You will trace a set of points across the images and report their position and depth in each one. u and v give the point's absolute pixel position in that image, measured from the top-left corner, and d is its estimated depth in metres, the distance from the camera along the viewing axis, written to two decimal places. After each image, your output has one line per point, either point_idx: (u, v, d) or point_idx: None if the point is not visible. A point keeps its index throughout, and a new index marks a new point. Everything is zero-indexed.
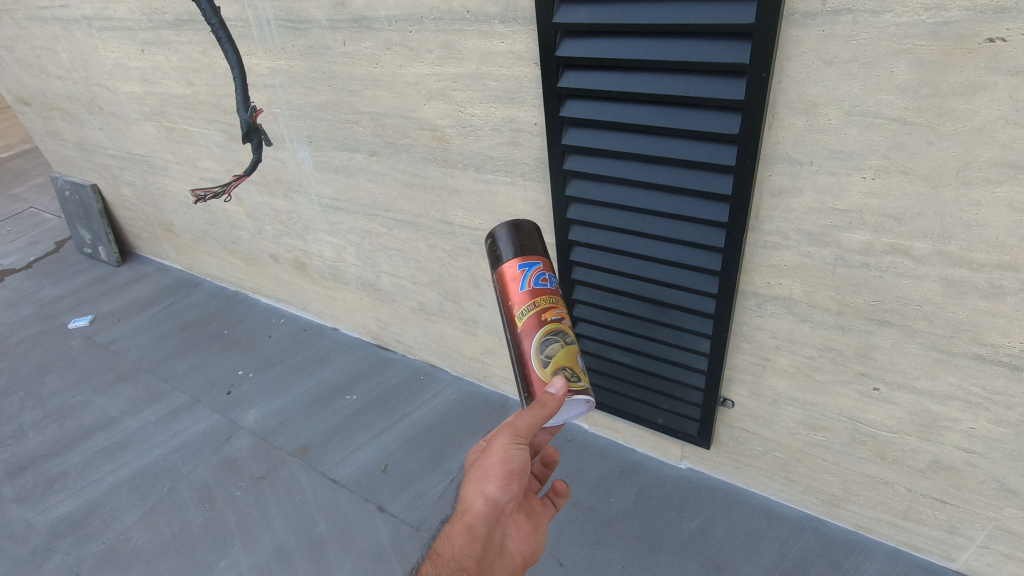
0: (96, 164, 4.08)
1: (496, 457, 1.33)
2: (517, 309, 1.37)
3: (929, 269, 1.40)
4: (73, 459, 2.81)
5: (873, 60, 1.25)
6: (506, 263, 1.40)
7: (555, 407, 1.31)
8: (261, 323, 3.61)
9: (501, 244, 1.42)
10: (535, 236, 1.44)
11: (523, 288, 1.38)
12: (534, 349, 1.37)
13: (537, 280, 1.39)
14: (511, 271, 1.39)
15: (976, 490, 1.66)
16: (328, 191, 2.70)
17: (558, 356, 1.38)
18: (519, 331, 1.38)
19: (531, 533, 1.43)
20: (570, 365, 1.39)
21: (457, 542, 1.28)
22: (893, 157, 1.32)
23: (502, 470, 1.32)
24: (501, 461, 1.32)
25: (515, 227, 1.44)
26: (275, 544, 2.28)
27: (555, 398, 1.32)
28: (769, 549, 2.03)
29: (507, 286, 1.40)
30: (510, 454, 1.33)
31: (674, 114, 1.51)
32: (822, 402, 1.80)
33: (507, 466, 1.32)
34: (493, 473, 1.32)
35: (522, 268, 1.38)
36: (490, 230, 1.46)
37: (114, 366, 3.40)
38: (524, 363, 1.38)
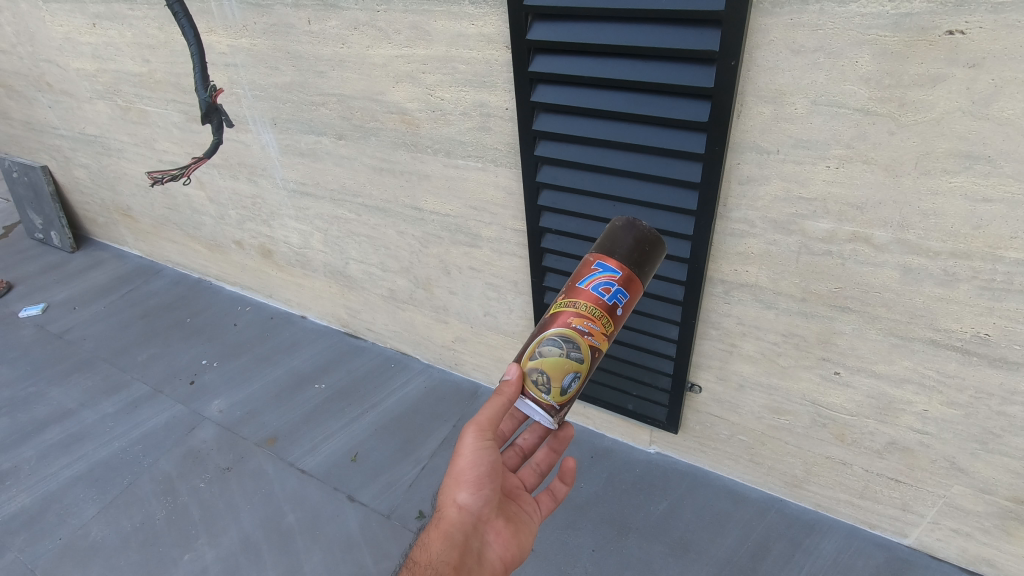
0: (47, 145, 3.89)
1: (465, 459, 1.35)
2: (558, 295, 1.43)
3: (889, 257, 1.44)
4: (26, 453, 2.70)
5: (838, 50, 1.27)
6: (592, 254, 1.43)
7: (508, 396, 1.38)
8: (226, 311, 3.52)
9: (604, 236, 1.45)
10: (636, 245, 1.40)
11: (582, 283, 1.39)
12: (538, 339, 1.39)
13: (594, 280, 1.37)
14: (587, 260, 1.42)
15: (928, 469, 1.73)
16: (294, 175, 2.63)
17: (546, 360, 1.35)
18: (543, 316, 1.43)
19: (514, 536, 1.42)
20: (550, 376, 1.35)
21: (434, 549, 1.28)
22: (856, 147, 1.35)
23: (472, 473, 1.34)
24: (471, 462, 1.35)
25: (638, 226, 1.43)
26: (242, 536, 2.24)
27: (511, 385, 1.38)
28: (734, 529, 2.08)
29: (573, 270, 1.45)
30: (478, 455, 1.35)
31: (645, 101, 1.51)
32: (786, 386, 1.85)
33: (475, 468, 1.34)
34: (465, 478, 1.34)
35: (596, 264, 1.39)
36: (612, 220, 1.48)
37: (68, 356, 3.27)
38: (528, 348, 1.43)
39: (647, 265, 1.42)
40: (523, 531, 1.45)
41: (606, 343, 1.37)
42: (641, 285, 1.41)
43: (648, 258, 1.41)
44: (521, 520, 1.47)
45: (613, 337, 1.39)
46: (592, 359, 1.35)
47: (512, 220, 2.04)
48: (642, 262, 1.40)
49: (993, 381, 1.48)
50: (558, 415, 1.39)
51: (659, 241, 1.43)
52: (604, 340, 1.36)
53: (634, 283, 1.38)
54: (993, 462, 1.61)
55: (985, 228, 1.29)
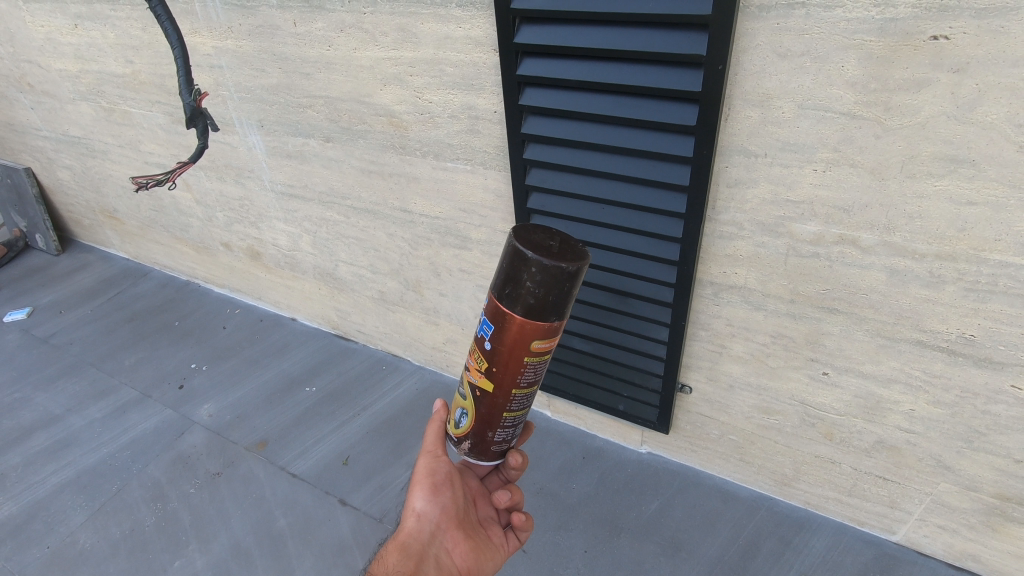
0: (30, 146, 3.83)
1: (421, 473, 1.48)
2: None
3: (875, 259, 1.45)
4: (12, 460, 2.67)
5: (824, 55, 1.27)
6: None
7: (431, 431, 1.56)
8: (214, 313, 3.49)
9: None
10: (506, 267, 1.26)
11: None
12: None
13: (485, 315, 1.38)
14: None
15: (915, 467, 1.75)
16: (281, 177, 2.60)
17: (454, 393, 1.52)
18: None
19: (473, 551, 1.47)
20: (452, 410, 1.51)
21: (390, 560, 1.36)
22: (842, 150, 1.35)
23: (427, 483, 1.46)
24: (427, 474, 1.47)
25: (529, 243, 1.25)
26: (232, 541, 2.23)
27: (433, 421, 1.57)
28: (724, 528, 2.09)
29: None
30: (432, 468, 1.48)
31: (633, 105, 1.51)
32: (775, 386, 1.86)
33: (431, 478, 1.47)
34: (421, 487, 1.46)
35: None
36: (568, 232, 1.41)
37: (54, 361, 3.23)
38: None
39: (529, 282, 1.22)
40: (484, 552, 1.50)
41: (484, 381, 1.36)
42: (519, 313, 1.24)
43: (519, 281, 1.22)
44: (483, 541, 1.52)
45: (489, 377, 1.35)
46: (474, 397, 1.41)
47: (502, 222, 2.04)
48: (509, 288, 1.25)
49: (978, 381, 1.50)
50: (461, 449, 1.49)
51: (529, 254, 1.20)
52: (480, 378, 1.37)
53: (502, 314, 1.27)
54: (978, 459, 1.63)
55: (970, 231, 1.30)
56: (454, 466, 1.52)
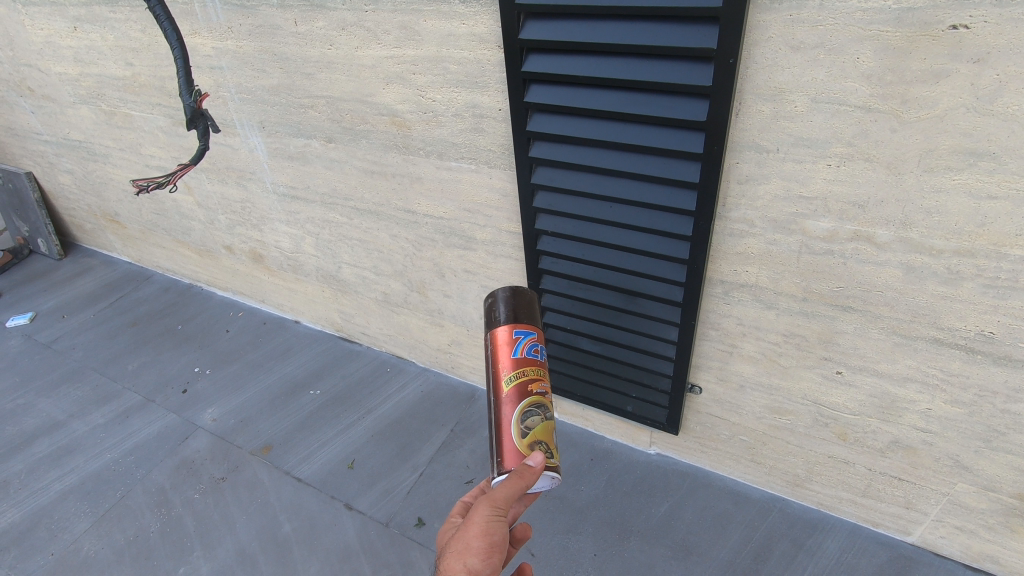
0: (30, 151, 3.81)
1: (476, 527, 1.22)
2: (505, 373, 1.46)
3: (891, 256, 1.42)
4: (15, 467, 2.65)
5: (839, 46, 1.24)
6: (503, 330, 1.50)
7: (531, 480, 1.31)
8: (217, 317, 3.47)
9: (500, 309, 1.54)
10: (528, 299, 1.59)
11: (514, 354, 1.47)
12: (513, 418, 1.41)
13: (525, 347, 1.49)
14: (508, 335, 1.49)
15: (931, 467, 1.72)
16: (283, 179, 2.58)
17: (537, 429, 1.41)
18: (503, 396, 1.44)
19: None
20: (547, 440, 1.42)
21: None
22: (857, 145, 1.32)
23: (485, 541, 1.20)
24: (483, 531, 1.21)
25: (514, 292, 1.57)
26: (238, 548, 2.20)
27: (533, 470, 1.32)
28: (736, 531, 2.06)
29: (498, 348, 1.49)
30: (491, 526, 1.23)
31: (642, 101, 1.48)
32: (786, 386, 1.83)
33: (489, 538, 1.21)
34: (478, 544, 1.20)
35: (517, 335, 1.49)
36: (493, 292, 1.58)
37: (56, 366, 3.22)
38: (501, 430, 1.41)
39: (536, 312, 1.59)
40: None
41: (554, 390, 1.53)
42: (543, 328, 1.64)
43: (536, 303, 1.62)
44: None
45: None
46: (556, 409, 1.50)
47: (507, 222, 2.01)
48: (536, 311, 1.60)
49: (997, 379, 1.47)
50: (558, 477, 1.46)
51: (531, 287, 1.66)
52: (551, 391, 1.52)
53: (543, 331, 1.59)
54: (997, 459, 1.59)
55: (990, 225, 1.27)
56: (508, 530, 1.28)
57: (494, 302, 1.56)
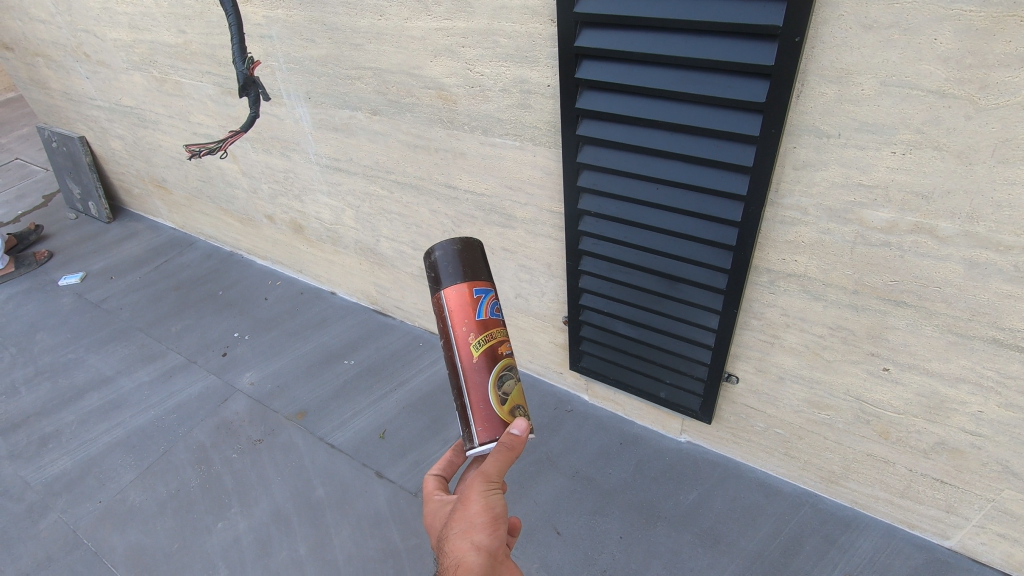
0: (85, 116, 3.93)
1: (476, 504, 1.13)
2: (472, 336, 1.26)
3: (953, 251, 1.36)
4: (67, 418, 2.79)
5: (916, 26, 1.17)
6: (458, 289, 1.27)
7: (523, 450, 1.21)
8: (257, 285, 3.55)
9: (448, 268, 1.29)
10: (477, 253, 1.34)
11: (478, 316, 1.27)
12: (491, 386, 1.26)
13: (488, 307, 1.29)
14: (466, 293, 1.27)
15: (977, 471, 1.66)
16: (327, 150, 2.60)
17: (514, 394, 1.29)
18: (473, 363, 1.26)
19: None
20: (521, 404, 1.31)
21: None
22: (927, 132, 1.26)
23: (489, 515, 1.12)
24: (486, 507, 1.12)
25: (464, 245, 1.32)
26: (272, 507, 2.28)
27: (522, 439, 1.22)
28: (766, 523, 2.04)
29: (456, 310, 1.27)
30: (491, 499, 1.14)
31: (697, 80, 1.43)
32: (829, 380, 1.78)
33: (492, 511, 1.12)
34: (482, 519, 1.11)
35: (479, 294, 1.28)
36: (433, 251, 1.31)
37: (105, 324, 3.35)
38: (475, 400, 1.25)
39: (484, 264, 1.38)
40: None
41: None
42: None
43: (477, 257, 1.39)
44: None
45: None
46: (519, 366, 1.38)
47: (549, 201, 1.99)
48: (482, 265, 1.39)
49: None
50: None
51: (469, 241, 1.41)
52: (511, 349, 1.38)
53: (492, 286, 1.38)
54: None
55: None
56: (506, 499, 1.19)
57: (438, 256, 1.31)
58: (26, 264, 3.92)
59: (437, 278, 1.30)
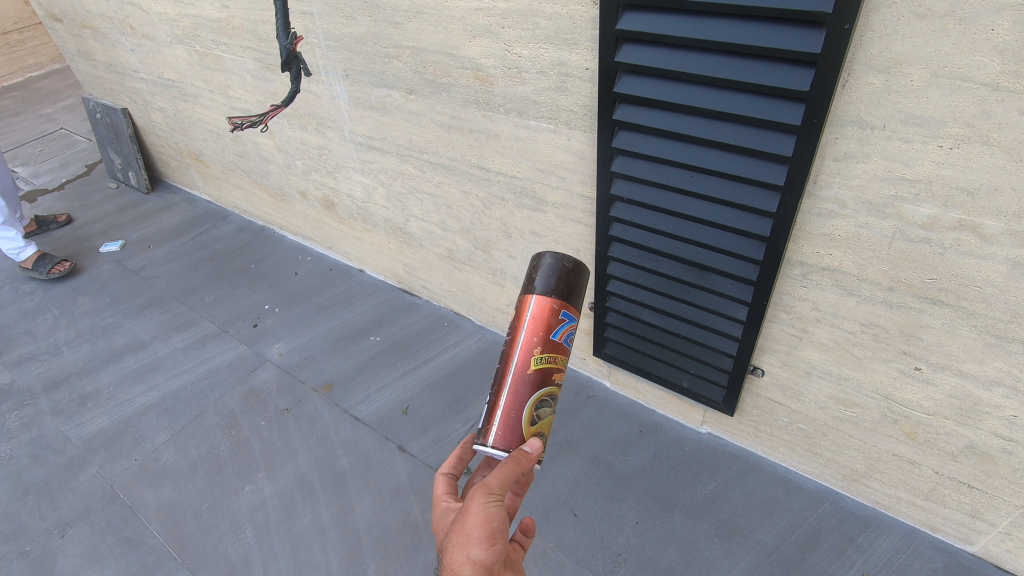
0: (128, 87, 4.03)
1: (475, 517, 1.14)
2: (536, 349, 1.35)
3: (997, 250, 1.33)
4: (106, 379, 2.91)
5: (972, 16, 1.14)
6: (550, 303, 1.37)
7: (529, 466, 1.24)
8: (288, 260, 3.62)
9: (551, 279, 1.40)
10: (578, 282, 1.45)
11: (552, 335, 1.37)
12: (530, 401, 1.34)
13: (564, 333, 1.40)
14: (553, 311, 1.38)
15: (1006, 477, 1.64)
16: (362, 128, 2.63)
17: (543, 421, 1.37)
18: (526, 373, 1.35)
19: None
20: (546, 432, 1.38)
21: None
22: (977, 126, 1.23)
23: (486, 530, 1.12)
24: (484, 520, 1.13)
25: (573, 268, 1.43)
26: (297, 474, 2.35)
27: (529, 457, 1.26)
28: (784, 518, 2.03)
29: (537, 319, 1.37)
30: (490, 512, 1.15)
31: (739, 66, 1.42)
32: (857, 377, 1.76)
33: (490, 526, 1.13)
34: (479, 533, 1.12)
35: (563, 317, 1.39)
36: (545, 254, 1.43)
37: (142, 292, 3.47)
38: (512, 407, 1.33)
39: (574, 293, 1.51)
40: None
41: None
42: None
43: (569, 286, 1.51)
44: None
45: None
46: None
47: (581, 185, 1.99)
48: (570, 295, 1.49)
49: None
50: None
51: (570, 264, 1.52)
52: None
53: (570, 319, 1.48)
54: None
55: None
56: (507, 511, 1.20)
57: (548, 265, 1.41)
58: (42, 267, 3.54)
59: (536, 282, 1.41)
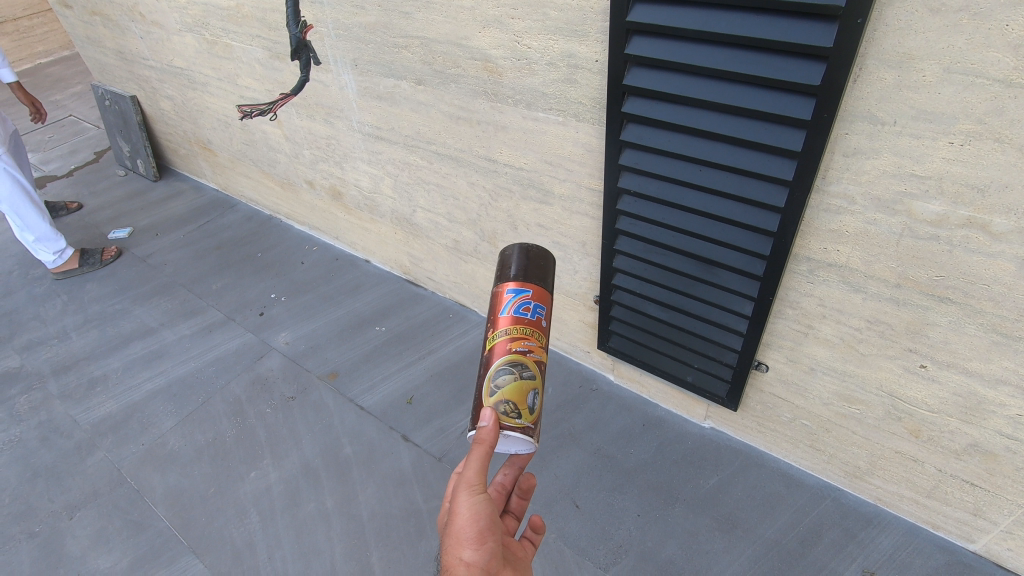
0: (137, 75, 4.04)
1: (462, 517, 1.17)
2: (489, 331, 1.37)
3: (1006, 248, 1.32)
4: (113, 364, 2.94)
5: (986, 11, 1.13)
6: (496, 288, 1.40)
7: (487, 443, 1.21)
8: (294, 249, 3.64)
9: (499, 268, 1.44)
10: (531, 259, 1.42)
11: (502, 312, 1.37)
12: (487, 377, 1.32)
13: (514, 305, 1.36)
14: (497, 293, 1.39)
15: (1009, 476, 1.64)
16: (370, 118, 2.64)
17: (509, 390, 1.29)
18: (483, 354, 1.36)
19: None
20: (516, 400, 1.29)
21: None
22: (988, 123, 1.22)
23: (475, 529, 1.15)
24: (471, 518, 1.16)
25: (520, 250, 1.44)
26: (302, 461, 2.38)
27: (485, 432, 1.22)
28: (786, 512, 2.04)
29: (489, 306, 1.41)
30: (476, 508, 1.18)
31: (750, 60, 1.41)
32: (862, 374, 1.76)
33: (478, 524, 1.16)
34: (468, 534, 1.15)
35: (508, 293, 1.38)
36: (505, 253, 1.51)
37: (150, 279, 3.49)
38: (478, 390, 1.35)
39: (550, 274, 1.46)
40: None
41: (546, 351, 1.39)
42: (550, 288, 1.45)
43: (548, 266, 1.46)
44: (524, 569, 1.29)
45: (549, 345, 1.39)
46: (543, 370, 1.36)
47: (588, 178, 1.99)
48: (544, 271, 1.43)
49: None
50: (534, 433, 1.33)
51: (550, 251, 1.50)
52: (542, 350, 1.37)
53: (542, 290, 1.40)
54: None
55: None
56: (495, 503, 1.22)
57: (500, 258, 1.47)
58: (90, 261, 3.57)
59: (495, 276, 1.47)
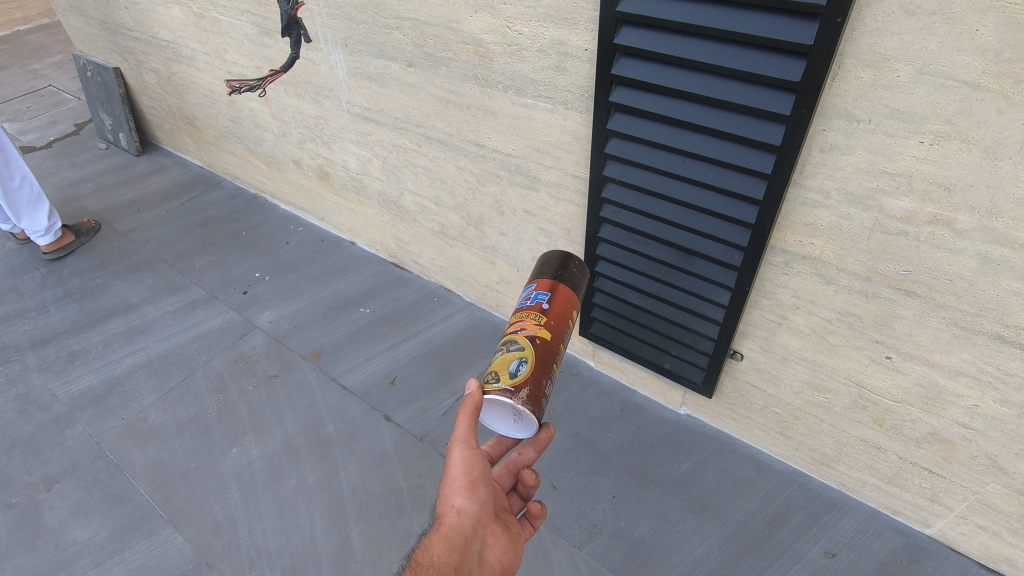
0: (121, 46, 3.97)
1: (456, 468, 1.32)
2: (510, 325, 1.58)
3: (968, 244, 1.39)
4: (93, 338, 2.92)
5: (958, 15, 1.18)
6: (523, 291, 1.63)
7: (468, 402, 1.34)
8: (280, 228, 3.62)
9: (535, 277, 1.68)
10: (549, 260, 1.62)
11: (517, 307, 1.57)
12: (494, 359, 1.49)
13: (523, 299, 1.56)
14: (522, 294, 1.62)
15: (965, 463, 1.72)
16: (359, 99, 2.63)
17: (496, 362, 1.42)
18: None
19: (509, 543, 1.36)
20: (497, 369, 1.40)
21: (434, 551, 1.20)
22: (957, 124, 1.27)
23: (466, 479, 1.31)
24: (463, 470, 1.32)
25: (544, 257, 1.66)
26: (285, 438, 2.40)
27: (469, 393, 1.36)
28: (754, 496, 2.12)
29: None
30: (469, 462, 1.33)
31: (734, 54, 1.45)
32: (831, 363, 1.83)
33: (469, 475, 1.31)
34: (460, 483, 1.31)
35: (524, 291, 1.59)
36: None
37: (131, 254, 3.46)
38: None
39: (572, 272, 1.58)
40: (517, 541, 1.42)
41: (545, 329, 1.45)
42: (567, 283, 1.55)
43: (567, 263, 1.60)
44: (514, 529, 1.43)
45: (552, 327, 1.46)
46: (536, 344, 1.42)
47: (575, 166, 2.02)
48: (559, 268, 1.58)
49: None
50: (518, 398, 1.34)
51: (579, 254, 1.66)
52: (537, 328, 1.45)
53: (549, 281, 1.54)
54: None
55: None
56: (487, 460, 1.37)
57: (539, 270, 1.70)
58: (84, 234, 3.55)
59: None
